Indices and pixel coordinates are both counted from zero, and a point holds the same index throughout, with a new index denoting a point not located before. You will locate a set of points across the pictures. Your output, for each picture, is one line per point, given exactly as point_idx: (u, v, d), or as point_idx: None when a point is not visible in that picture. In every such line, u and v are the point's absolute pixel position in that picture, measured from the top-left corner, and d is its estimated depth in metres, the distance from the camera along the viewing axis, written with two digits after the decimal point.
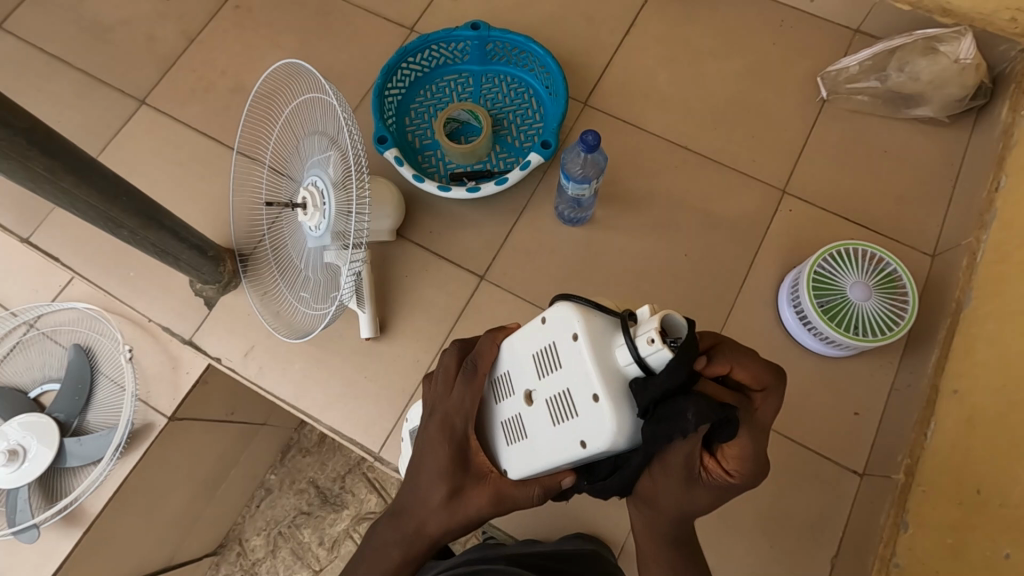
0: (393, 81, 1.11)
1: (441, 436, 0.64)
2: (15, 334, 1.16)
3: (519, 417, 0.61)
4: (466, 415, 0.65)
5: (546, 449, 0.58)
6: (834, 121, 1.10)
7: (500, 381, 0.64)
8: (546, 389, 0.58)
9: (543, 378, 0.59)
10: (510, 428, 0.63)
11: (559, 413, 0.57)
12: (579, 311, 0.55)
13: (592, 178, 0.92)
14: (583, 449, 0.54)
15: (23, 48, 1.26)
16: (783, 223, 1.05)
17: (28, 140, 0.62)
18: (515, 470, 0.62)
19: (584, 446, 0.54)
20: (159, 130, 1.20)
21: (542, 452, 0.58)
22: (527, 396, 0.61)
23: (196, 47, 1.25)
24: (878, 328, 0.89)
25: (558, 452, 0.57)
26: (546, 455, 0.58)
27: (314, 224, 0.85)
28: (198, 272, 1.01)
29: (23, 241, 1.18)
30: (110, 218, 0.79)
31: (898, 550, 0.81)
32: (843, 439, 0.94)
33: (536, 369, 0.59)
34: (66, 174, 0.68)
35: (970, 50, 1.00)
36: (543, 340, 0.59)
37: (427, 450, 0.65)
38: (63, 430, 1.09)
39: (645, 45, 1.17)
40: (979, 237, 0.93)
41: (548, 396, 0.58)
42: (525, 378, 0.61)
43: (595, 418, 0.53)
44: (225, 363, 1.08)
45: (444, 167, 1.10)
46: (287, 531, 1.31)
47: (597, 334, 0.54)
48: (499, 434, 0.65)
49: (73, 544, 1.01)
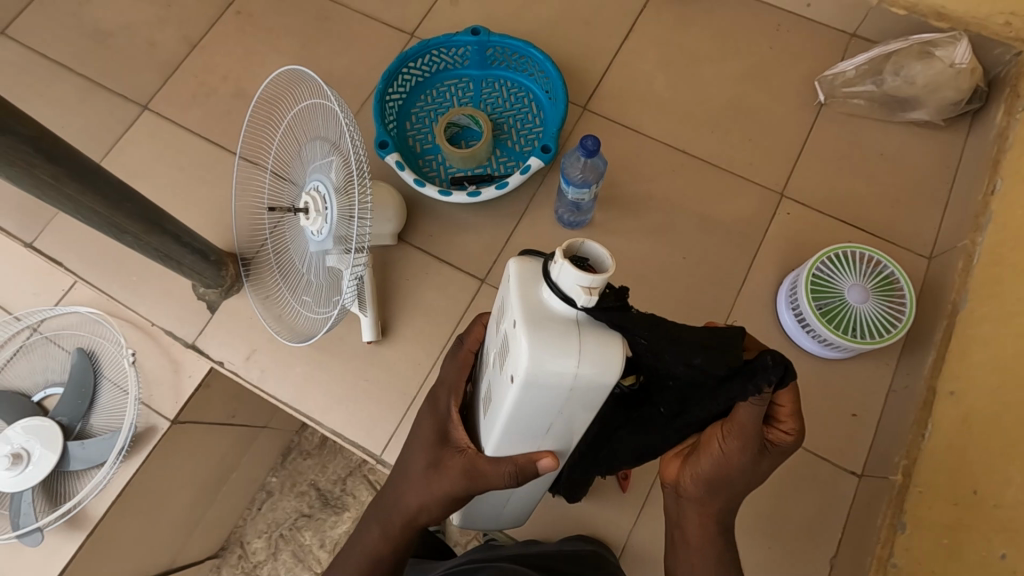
0: (394, 85, 1.11)
1: (429, 410, 0.72)
2: (18, 339, 1.16)
3: (490, 382, 0.61)
4: (449, 389, 0.72)
5: (496, 400, 0.57)
6: (831, 124, 1.11)
7: (484, 358, 0.66)
8: (498, 341, 0.58)
9: (498, 333, 0.59)
10: (486, 399, 0.63)
11: (502, 357, 0.56)
12: (525, 258, 0.56)
13: (591, 183, 0.93)
14: (512, 381, 0.52)
15: (25, 54, 1.27)
16: (781, 226, 1.06)
17: (35, 147, 0.63)
18: (488, 441, 0.62)
19: (512, 380, 0.52)
20: (161, 134, 1.21)
21: (495, 403, 0.58)
22: (492, 357, 0.61)
23: (197, 52, 1.26)
24: (875, 330, 0.90)
25: (503, 396, 0.55)
26: (498, 404, 0.56)
27: (317, 229, 0.86)
28: (201, 276, 1.02)
29: (26, 246, 1.18)
30: (114, 223, 0.80)
31: (895, 550, 0.82)
32: (842, 440, 0.95)
33: (496, 329, 0.60)
34: (71, 180, 0.69)
35: (965, 55, 1.01)
36: (500, 298, 0.60)
37: (421, 425, 0.73)
38: (67, 433, 1.09)
39: (643, 49, 1.18)
40: (974, 240, 0.94)
41: (500, 346, 0.58)
42: (493, 340, 0.62)
43: (515, 345, 0.51)
44: (228, 367, 1.09)
45: (445, 171, 1.11)
46: (288, 533, 1.31)
47: (535, 278, 0.54)
48: (482, 409, 0.66)
49: (76, 547, 1.02)
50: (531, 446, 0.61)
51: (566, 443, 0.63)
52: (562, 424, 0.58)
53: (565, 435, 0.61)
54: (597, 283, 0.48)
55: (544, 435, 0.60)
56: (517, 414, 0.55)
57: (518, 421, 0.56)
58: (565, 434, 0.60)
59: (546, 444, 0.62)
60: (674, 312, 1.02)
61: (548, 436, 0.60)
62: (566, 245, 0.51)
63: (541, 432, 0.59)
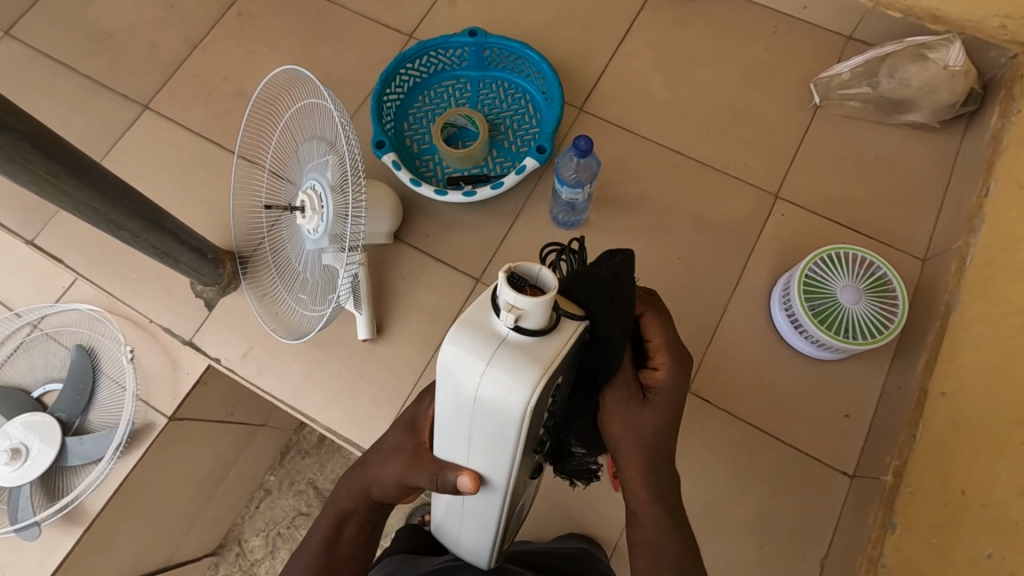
0: (392, 86, 1.12)
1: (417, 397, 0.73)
2: (19, 335, 1.18)
3: None
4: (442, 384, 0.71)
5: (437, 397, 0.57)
6: (826, 126, 1.12)
7: None
8: None
9: None
10: None
11: None
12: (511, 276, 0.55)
13: (585, 182, 0.93)
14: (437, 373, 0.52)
15: (28, 54, 1.29)
16: (776, 227, 1.06)
17: (32, 143, 0.63)
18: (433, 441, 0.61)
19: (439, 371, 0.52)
20: (162, 133, 1.22)
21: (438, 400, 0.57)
22: None
23: (198, 53, 1.27)
24: (868, 331, 0.90)
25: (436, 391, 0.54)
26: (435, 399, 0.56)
27: (313, 227, 0.87)
28: (199, 274, 1.03)
29: (28, 243, 1.20)
30: (111, 220, 0.80)
31: (885, 550, 0.81)
32: (835, 441, 0.95)
33: None
34: (69, 177, 0.70)
35: (958, 57, 1.02)
36: None
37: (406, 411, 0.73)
38: (66, 429, 1.11)
39: (640, 50, 1.19)
40: (968, 241, 0.95)
41: None
42: None
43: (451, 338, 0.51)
44: (225, 363, 1.10)
45: (442, 171, 1.11)
46: (286, 531, 1.33)
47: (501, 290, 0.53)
48: None
49: (74, 540, 1.03)
50: (457, 456, 0.58)
51: (490, 474, 0.57)
52: (481, 444, 0.54)
53: (491, 467, 0.57)
54: (515, 300, 0.46)
55: (468, 451, 0.57)
56: (441, 412, 0.54)
57: (444, 421, 0.55)
58: (488, 462, 0.56)
59: (470, 464, 0.58)
60: (668, 312, 1.02)
61: (472, 455, 0.56)
62: (524, 264, 0.50)
63: (465, 446, 0.56)
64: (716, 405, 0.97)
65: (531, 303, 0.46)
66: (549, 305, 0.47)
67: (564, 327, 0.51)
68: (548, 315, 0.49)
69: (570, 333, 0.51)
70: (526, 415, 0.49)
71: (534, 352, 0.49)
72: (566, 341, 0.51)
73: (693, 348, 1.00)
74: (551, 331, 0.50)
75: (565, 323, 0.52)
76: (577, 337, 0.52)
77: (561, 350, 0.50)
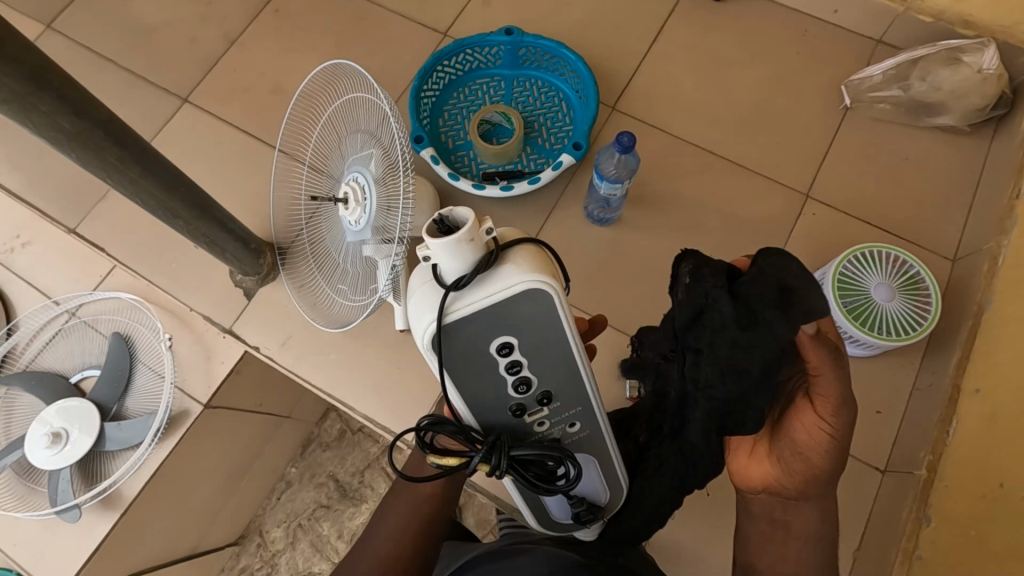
0: (429, 83, 1.15)
1: None
2: (57, 322, 1.20)
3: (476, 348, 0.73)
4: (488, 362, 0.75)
5: None
6: (856, 127, 1.13)
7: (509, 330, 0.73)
8: None
9: None
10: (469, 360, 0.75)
11: None
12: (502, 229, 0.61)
13: (624, 179, 0.95)
14: None
15: (71, 47, 1.31)
16: (807, 226, 1.08)
17: (106, 131, 0.66)
18: None
19: None
20: (200, 127, 1.24)
21: None
22: None
23: (236, 48, 1.30)
24: (901, 328, 0.91)
25: None
26: None
27: (355, 219, 0.88)
28: (240, 263, 1.05)
29: (69, 232, 1.24)
30: (167, 209, 0.82)
31: (921, 542, 0.82)
32: (865, 437, 0.96)
33: None
34: (136, 165, 0.72)
35: (993, 61, 1.03)
36: None
37: None
38: (104, 414, 1.12)
39: (672, 52, 1.21)
40: (999, 242, 0.96)
41: None
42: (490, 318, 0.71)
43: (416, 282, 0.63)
44: (264, 352, 1.12)
45: (477, 167, 1.13)
46: (307, 523, 1.35)
47: None
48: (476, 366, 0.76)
49: (111, 524, 1.05)
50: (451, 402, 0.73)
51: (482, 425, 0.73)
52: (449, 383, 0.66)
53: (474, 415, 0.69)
54: (424, 240, 0.52)
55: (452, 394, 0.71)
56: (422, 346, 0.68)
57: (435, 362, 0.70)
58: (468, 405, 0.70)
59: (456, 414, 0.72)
60: None
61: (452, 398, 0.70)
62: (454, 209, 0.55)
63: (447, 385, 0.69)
64: None
65: (432, 243, 0.52)
66: (449, 249, 0.52)
67: (498, 278, 0.56)
68: (461, 262, 0.54)
69: (501, 286, 0.56)
70: (429, 350, 0.59)
71: (451, 292, 0.56)
72: (490, 294, 0.56)
73: None
74: (481, 281, 0.56)
75: (503, 275, 0.56)
76: (509, 295, 0.56)
77: (477, 300, 0.56)
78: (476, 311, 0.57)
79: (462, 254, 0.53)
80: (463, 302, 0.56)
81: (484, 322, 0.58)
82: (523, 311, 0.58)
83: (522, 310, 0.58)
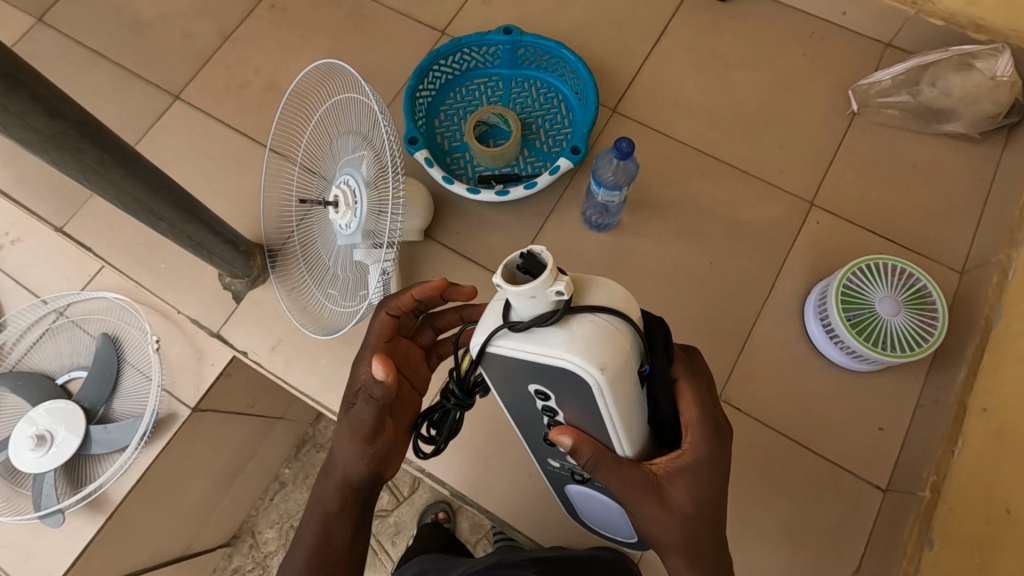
0: (425, 82, 1.12)
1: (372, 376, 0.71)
2: (45, 322, 1.18)
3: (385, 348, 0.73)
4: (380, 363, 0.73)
5: None
6: (863, 133, 1.10)
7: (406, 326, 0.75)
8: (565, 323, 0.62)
9: None
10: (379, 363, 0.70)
11: None
12: (603, 285, 0.53)
13: (622, 185, 0.92)
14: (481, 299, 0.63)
15: (62, 41, 1.29)
16: (811, 234, 1.05)
17: (82, 132, 0.63)
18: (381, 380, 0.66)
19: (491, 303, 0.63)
20: (193, 124, 1.22)
21: None
22: None
23: (229, 45, 1.27)
24: (906, 343, 0.89)
25: None
26: None
27: (345, 223, 0.84)
28: (230, 266, 1.03)
29: (57, 230, 1.22)
30: (150, 211, 0.79)
31: (922, 565, 0.80)
32: (867, 453, 0.94)
33: None
34: (114, 167, 0.69)
35: (1006, 68, 1.00)
36: None
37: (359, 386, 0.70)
38: (90, 417, 1.10)
39: (675, 53, 1.18)
40: (1009, 255, 0.93)
41: None
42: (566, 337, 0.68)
43: None
44: (253, 356, 1.10)
45: (473, 169, 1.11)
46: (300, 524, 1.33)
47: None
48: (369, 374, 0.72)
49: (96, 529, 1.03)
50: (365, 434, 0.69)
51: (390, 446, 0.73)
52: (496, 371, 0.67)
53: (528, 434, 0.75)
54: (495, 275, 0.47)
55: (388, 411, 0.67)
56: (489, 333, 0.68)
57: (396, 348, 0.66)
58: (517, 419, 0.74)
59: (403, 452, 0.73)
60: (700, 318, 1.01)
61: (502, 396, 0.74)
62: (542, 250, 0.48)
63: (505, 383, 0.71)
64: (749, 414, 0.96)
65: (500, 285, 0.47)
66: (516, 297, 0.47)
67: (547, 341, 0.50)
68: (524, 310, 0.49)
69: (547, 351, 0.50)
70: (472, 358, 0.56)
71: (504, 328, 0.52)
72: (533, 351, 0.51)
73: (725, 355, 0.99)
74: (533, 334, 0.51)
75: (555, 340, 0.50)
76: (551, 362, 0.50)
77: (517, 349, 0.51)
78: (514, 357, 0.52)
79: (526, 304, 0.48)
80: (510, 345, 0.51)
81: (518, 367, 0.53)
82: (561, 380, 0.52)
83: (559, 379, 0.52)
